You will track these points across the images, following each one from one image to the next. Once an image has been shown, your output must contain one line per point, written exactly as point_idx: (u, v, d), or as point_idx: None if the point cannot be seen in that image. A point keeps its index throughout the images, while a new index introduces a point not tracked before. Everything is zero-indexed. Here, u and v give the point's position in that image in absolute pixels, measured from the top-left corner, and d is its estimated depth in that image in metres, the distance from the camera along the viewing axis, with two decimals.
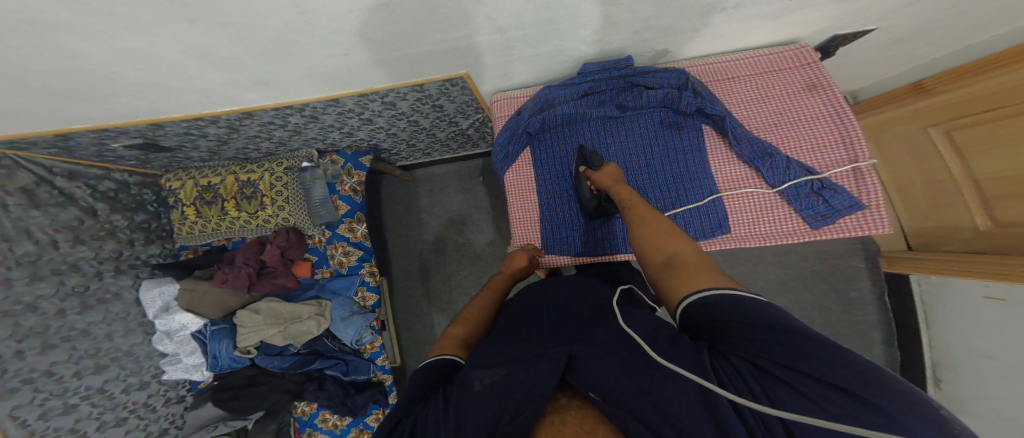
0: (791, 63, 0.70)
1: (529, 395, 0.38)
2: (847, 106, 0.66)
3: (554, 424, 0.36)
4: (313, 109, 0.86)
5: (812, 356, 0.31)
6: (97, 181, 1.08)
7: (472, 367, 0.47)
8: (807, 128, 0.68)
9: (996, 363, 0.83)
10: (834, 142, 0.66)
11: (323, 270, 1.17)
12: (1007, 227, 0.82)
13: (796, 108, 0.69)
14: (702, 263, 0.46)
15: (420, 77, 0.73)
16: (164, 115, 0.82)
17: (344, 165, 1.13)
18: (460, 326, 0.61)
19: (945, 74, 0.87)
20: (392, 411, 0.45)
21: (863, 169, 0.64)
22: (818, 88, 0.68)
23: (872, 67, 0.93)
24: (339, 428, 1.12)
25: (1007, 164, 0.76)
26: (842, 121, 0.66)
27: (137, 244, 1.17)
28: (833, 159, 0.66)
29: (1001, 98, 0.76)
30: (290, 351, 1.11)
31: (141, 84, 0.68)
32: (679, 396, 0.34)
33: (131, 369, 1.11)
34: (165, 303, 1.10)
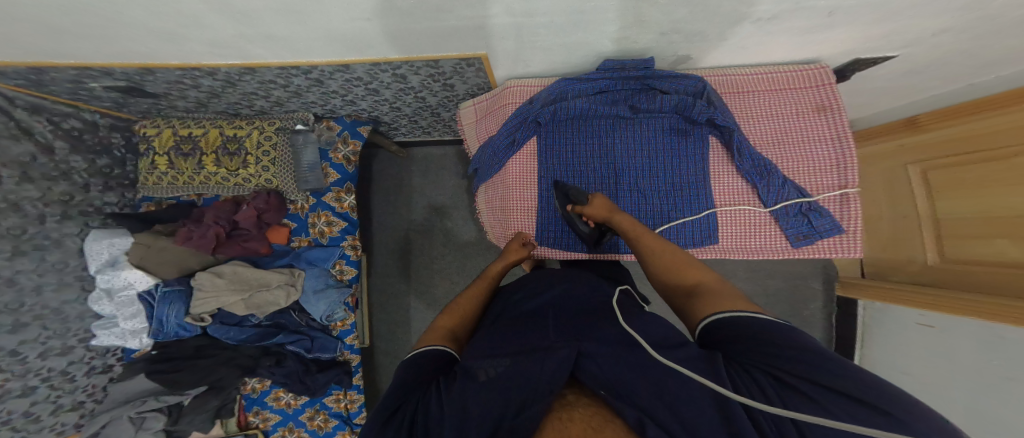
0: (807, 83, 0.72)
1: (536, 393, 0.38)
2: (849, 132, 0.70)
3: (562, 421, 0.34)
4: (320, 73, 0.85)
5: (829, 370, 0.31)
6: (61, 118, 0.98)
7: (472, 359, 0.46)
8: (808, 150, 0.71)
9: (913, 380, 0.96)
10: (830, 167, 0.71)
11: (301, 238, 1.12)
12: (952, 264, 0.90)
13: (801, 129, 0.72)
14: (724, 289, 0.48)
15: (437, 53, 0.74)
16: (160, 61, 0.78)
17: (340, 132, 1.11)
18: (448, 318, 0.60)
19: (934, 112, 0.91)
20: (384, 400, 0.42)
21: (850, 195, 0.69)
22: (826, 110, 0.71)
23: (878, 98, 0.96)
24: (292, 407, 1.11)
25: (968, 207, 0.84)
26: (841, 146, 0.70)
27: (93, 190, 1.07)
28: (826, 182, 0.71)
29: (972, 143, 0.82)
30: (250, 323, 1.04)
31: (145, 27, 0.64)
32: (690, 399, 0.34)
33: (56, 331, 0.99)
34: (113, 257, 1.00)
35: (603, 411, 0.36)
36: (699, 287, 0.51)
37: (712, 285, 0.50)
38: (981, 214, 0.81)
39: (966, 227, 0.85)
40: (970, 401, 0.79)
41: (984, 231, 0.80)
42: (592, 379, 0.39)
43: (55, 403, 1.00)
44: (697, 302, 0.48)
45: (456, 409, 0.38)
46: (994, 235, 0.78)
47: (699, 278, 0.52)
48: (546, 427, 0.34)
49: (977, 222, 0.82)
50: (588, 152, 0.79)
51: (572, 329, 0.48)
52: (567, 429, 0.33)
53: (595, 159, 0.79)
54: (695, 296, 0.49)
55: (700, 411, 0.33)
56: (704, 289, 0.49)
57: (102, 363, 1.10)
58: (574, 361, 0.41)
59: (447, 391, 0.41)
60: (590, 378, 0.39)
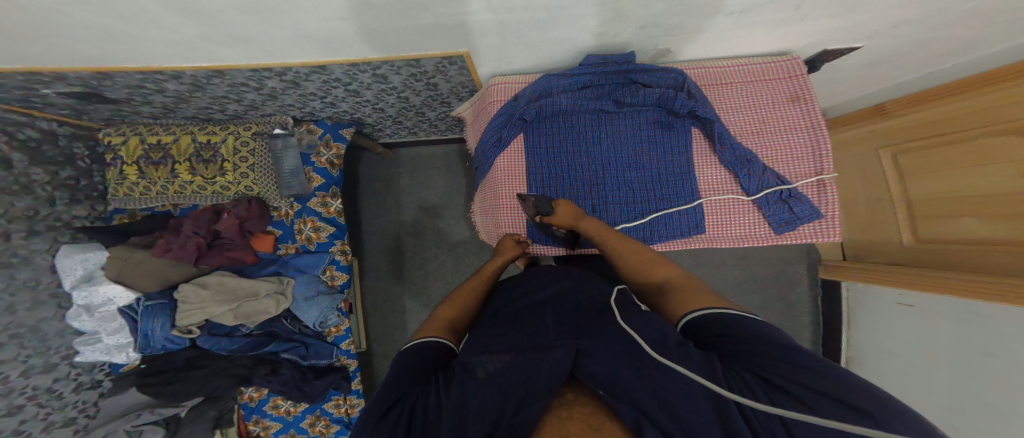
0: (781, 74, 0.74)
1: (534, 391, 0.39)
2: (823, 119, 0.72)
3: (560, 420, 0.36)
4: (295, 75, 0.81)
5: (815, 375, 0.34)
6: (17, 129, 0.92)
7: (473, 353, 0.48)
8: (786, 138, 0.73)
9: (896, 359, 1.01)
10: (806, 154, 0.73)
11: (288, 245, 1.10)
12: (927, 243, 0.94)
13: (778, 118, 0.74)
14: (693, 283, 0.55)
15: (417, 52, 0.72)
16: (119, 63, 0.73)
17: (322, 135, 1.08)
18: (448, 309, 0.62)
19: (900, 100, 0.94)
20: (384, 395, 0.43)
21: (827, 181, 0.72)
22: (800, 100, 0.73)
23: (849, 88, 0.98)
24: (292, 414, 1.12)
25: (936, 187, 0.88)
26: (816, 134, 0.72)
27: (59, 203, 1.02)
28: (802, 170, 0.73)
29: (936, 127, 0.86)
30: (240, 333, 1.03)
31: (97, 28, 0.60)
32: (688, 397, 0.35)
33: (35, 349, 0.96)
34: (88, 273, 0.97)
35: (601, 411, 0.38)
36: (669, 284, 0.57)
37: (679, 281, 0.56)
38: (951, 194, 0.85)
39: (938, 206, 0.89)
40: (953, 374, 0.84)
41: (954, 210, 0.85)
42: (591, 378, 0.40)
43: (47, 420, 0.99)
44: (677, 300, 0.52)
45: (455, 405, 0.40)
46: (965, 213, 0.82)
47: (667, 274, 0.59)
48: (544, 427, 0.35)
49: (947, 201, 0.86)
50: (574, 148, 0.79)
51: (569, 327, 0.49)
52: (564, 427, 0.35)
53: (581, 155, 0.79)
54: (665, 294, 0.56)
55: (697, 411, 0.34)
56: (672, 286, 0.56)
57: (89, 379, 1.07)
58: (572, 359, 0.42)
59: (446, 388, 0.42)
60: (588, 376, 0.41)
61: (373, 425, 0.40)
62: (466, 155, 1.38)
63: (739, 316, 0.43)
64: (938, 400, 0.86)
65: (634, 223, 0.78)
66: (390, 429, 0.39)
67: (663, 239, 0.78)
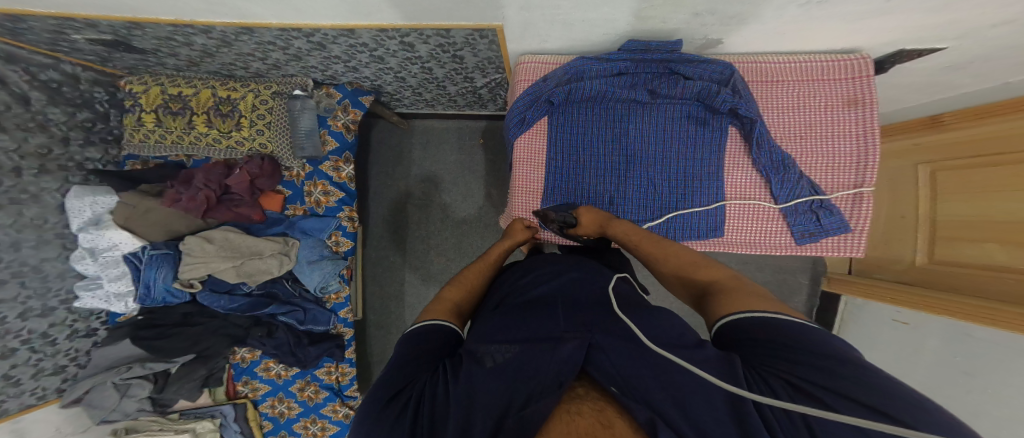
0: (841, 75, 0.70)
1: (544, 383, 0.38)
2: (877, 128, 0.68)
3: (569, 413, 0.34)
4: (322, 37, 0.80)
5: (850, 378, 0.30)
6: (39, 69, 0.92)
7: (479, 343, 0.46)
8: (830, 145, 0.70)
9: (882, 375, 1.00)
10: (849, 164, 0.70)
11: (296, 206, 1.09)
12: (937, 264, 0.92)
13: (826, 123, 0.71)
14: (740, 283, 0.48)
15: (449, 22, 0.70)
16: (149, 13, 0.73)
17: (340, 100, 1.06)
18: (454, 291, 0.61)
19: (958, 112, 0.89)
20: (389, 382, 0.41)
21: (863, 195, 0.69)
22: (856, 105, 0.69)
23: (900, 95, 0.93)
24: (282, 378, 1.10)
25: (967, 211, 0.84)
26: (864, 143, 0.69)
27: (73, 145, 1.02)
28: (842, 180, 0.71)
29: (986, 147, 0.81)
30: (240, 291, 1.01)
31: None
32: (708, 404, 0.33)
33: (35, 291, 0.96)
34: (96, 216, 0.97)
35: (612, 407, 0.35)
36: (715, 285, 0.51)
37: (727, 282, 0.50)
38: (977, 219, 0.82)
39: (960, 229, 0.86)
40: (925, 390, 0.85)
41: (977, 235, 0.81)
42: (603, 373, 0.39)
43: (38, 365, 0.98)
44: (716, 303, 0.47)
45: (462, 395, 0.38)
46: (987, 239, 0.79)
47: (715, 276, 0.52)
48: (552, 421, 0.33)
49: (978, 226, 0.81)
50: (601, 136, 0.77)
51: (580, 319, 0.48)
52: (573, 421, 0.32)
53: (608, 144, 0.77)
54: (712, 296, 0.49)
55: (719, 422, 0.31)
56: (719, 287, 0.50)
57: (85, 327, 1.07)
58: (583, 355, 0.41)
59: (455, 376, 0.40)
60: (601, 372, 0.39)
61: (377, 413, 0.38)
62: (481, 133, 1.36)
63: (764, 317, 0.39)
64: None
65: (653, 220, 0.76)
66: (395, 416, 0.37)
67: (681, 238, 0.76)
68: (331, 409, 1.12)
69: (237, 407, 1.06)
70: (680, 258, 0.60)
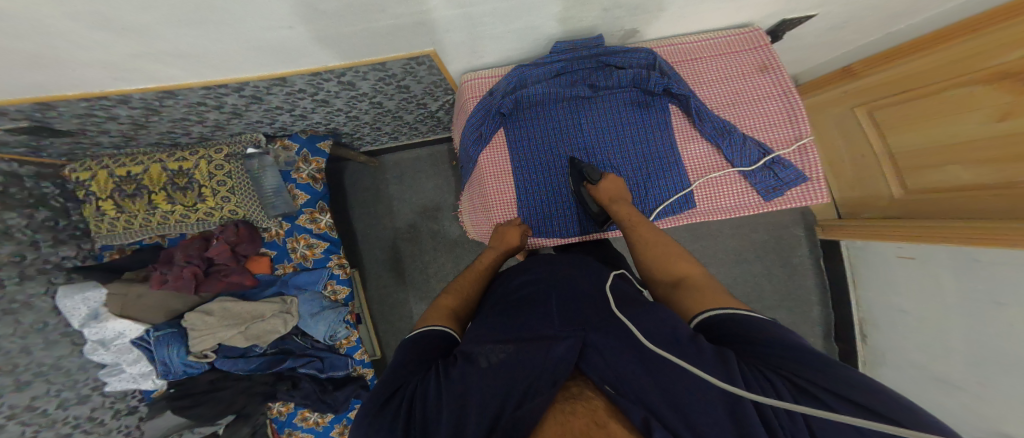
0: (745, 46, 0.73)
1: (538, 381, 0.41)
2: (792, 87, 0.71)
3: (564, 414, 0.36)
4: (254, 89, 0.74)
5: (836, 376, 0.35)
6: None
7: (477, 343, 0.50)
8: (760, 106, 0.72)
9: (906, 316, 1.01)
10: (782, 121, 0.71)
11: (285, 264, 1.09)
12: (915, 193, 0.95)
13: (749, 88, 0.72)
14: (709, 283, 0.54)
15: (381, 56, 0.66)
16: (54, 92, 0.64)
17: (299, 150, 1.04)
18: (451, 297, 0.65)
19: (867, 59, 0.95)
20: (386, 380, 0.46)
21: (806, 144, 0.70)
22: (768, 70, 0.72)
23: (814, 51, 1.00)
24: (322, 425, 1.15)
25: (923, 140, 0.87)
26: (789, 101, 0.71)
27: (44, 246, 1.00)
28: (782, 136, 0.71)
29: (905, 85, 0.87)
30: (255, 352, 1.05)
31: (17, 58, 0.51)
32: (700, 395, 0.37)
33: (63, 384, 1.00)
34: (93, 310, 0.98)
35: (609, 407, 0.38)
36: (687, 279, 0.56)
37: (697, 278, 0.55)
38: (926, 149, 0.87)
39: (920, 158, 0.90)
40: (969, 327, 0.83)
41: (935, 160, 0.86)
42: (598, 374, 0.42)
43: None
44: (685, 297, 0.53)
45: (456, 395, 0.42)
46: (942, 163, 0.85)
47: (688, 270, 0.58)
48: (546, 422, 0.36)
49: (926, 154, 0.88)
50: (558, 137, 0.76)
51: (577, 318, 0.52)
52: (568, 422, 0.35)
53: (565, 143, 0.76)
54: (681, 289, 0.55)
55: (707, 408, 0.36)
56: (690, 282, 0.55)
57: (126, 405, 1.13)
58: (577, 352, 0.45)
59: (447, 376, 0.45)
60: (596, 373, 0.42)
61: (375, 414, 0.42)
62: (451, 154, 1.36)
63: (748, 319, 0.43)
64: (954, 354, 0.86)
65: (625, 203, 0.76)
66: (390, 416, 0.42)
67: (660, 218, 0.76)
68: None
69: None
70: (665, 249, 0.63)
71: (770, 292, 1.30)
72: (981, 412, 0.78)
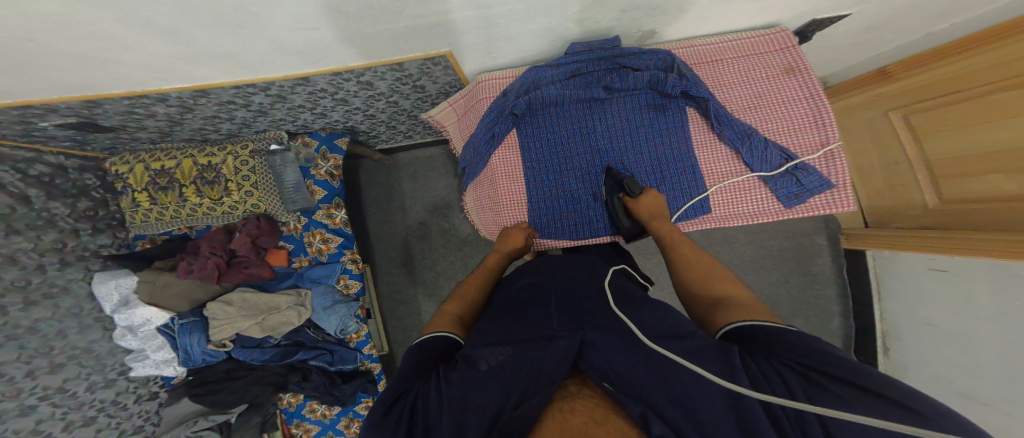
0: (772, 47, 0.71)
1: (538, 382, 0.40)
2: (821, 89, 0.69)
3: (562, 412, 0.36)
4: (279, 88, 0.78)
5: (850, 371, 0.34)
6: (27, 165, 0.94)
7: (477, 346, 0.50)
8: (785, 110, 0.70)
9: (933, 329, 0.95)
10: (807, 124, 0.70)
11: (301, 258, 1.12)
12: (950, 203, 0.90)
13: (773, 91, 0.71)
14: (753, 304, 0.50)
15: (399, 56, 0.68)
16: (100, 90, 0.69)
17: (317, 148, 1.08)
18: (455, 303, 0.64)
19: (904, 60, 0.93)
20: (383, 395, 0.45)
21: (833, 150, 0.68)
22: (795, 72, 0.71)
23: (840, 53, 0.97)
24: (328, 417, 1.17)
25: (958, 146, 0.84)
26: (815, 104, 0.69)
27: (84, 234, 1.06)
28: (807, 140, 0.70)
29: (949, 85, 0.83)
30: (269, 343, 1.07)
31: (73, 59, 0.56)
32: (705, 396, 0.36)
33: (93, 367, 1.05)
34: (124, 297, 1.02)
35: (606, 405, 0.38)
36: (726, 300, 0.52)
37: (740, 299, 0.51)
38: (963, 153, 0.83)
39: (957, 165, 0.85)
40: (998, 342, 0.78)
41: (973, 168, 0.82)
42: (597, 371, 0.41)
43: (119, 428, 1.09)
44: (720, 315, 0.50)
45: (456, 397, 0.41)
46: (984, 172, 0.80)
47: (732, 293, 0.54)
48: (544, 421, 0.35)
49: (969, 162, 0.82)
50: (572, 138, 0.76)
51: (575, 318, 0.51)
52: (566, 420, 0.34)
53: (579, 144, 0.76)
54: (720, 308, 0.52)
55: (712, 407, 0.35)
56: (730, 302, 0.51)
57: (148, 391, 1.18)
58: (576, 350, 0.45)
59: (447, 379, 0.44)
60: (594, 368, 0.42)
61: (378, 419, 0.42)
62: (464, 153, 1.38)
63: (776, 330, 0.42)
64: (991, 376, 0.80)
65: None
66: (394, 421, 0.41)
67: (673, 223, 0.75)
68: None
69: None
70: (709, 270, 0.60)
71: (788, 302, 1.25)
72: (1006, 437, 0.73)
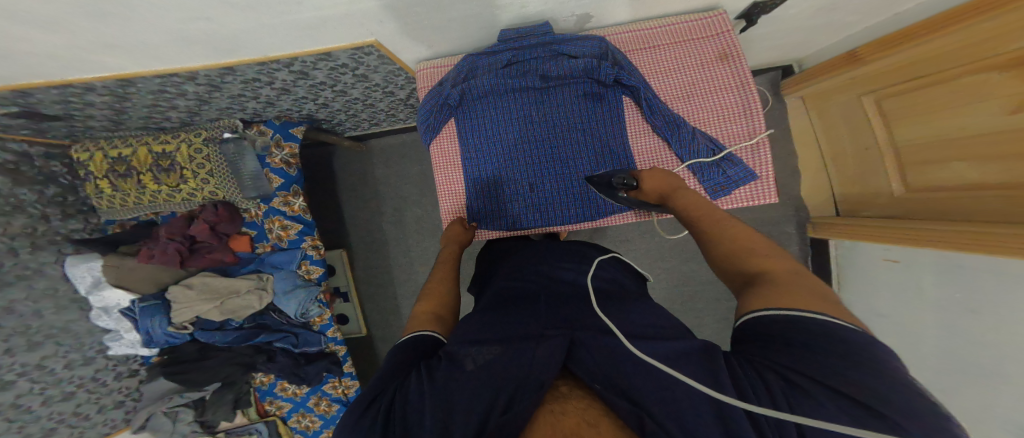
0: (709, 32, 0.68)
1: (524, 380, 0.42)
2: (751, 77, 0.69)
3: (555, 414, 0.38)
4: (207, 78, 0.75)
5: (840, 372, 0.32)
6: None
7: (462, 345, 0.49)
8: (716, 99, 0.70)
9: (885, 320, 1.00)
10: (737, 114, 0.70)
11: (263, 244, 1.13)
12: (916, 193, 0.89)
13: (707, 79, 0.71)
14: (798, 281, 0.42)
15: (323, 45, 0.65)
16: (19, 80, 0.67)
17: (272, 136, 1.06)
18: (426, 302, 0.64)
19: (871, 43, 0.87)
20: (367, 390, 0.44)
21: (759, 141, 0.70)
22: (729, 59, 0.69)
23: (811, 34, 0.95)
24: (299, 395, 1.22)
25: (927, 132, 0.81)
26: (745, 93, 0.69)
27: (54, 219, 1.06)
28: (736, 130, 0.71)
29: (932, 63, 0.76)
30: (232, 325, 1.11)
31: None
32: (686, 396, 0.37)
33: (71, 345, 1.08)
34: (97, 278, 1.05)
35: (598, 406, 0.41)
36: (765, 275, 0.46)
37: (779, 274, 0.45)
38: (935, 140, 0.80)
39: (924, 152, 0.84)
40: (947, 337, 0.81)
41: (941, 155, 0.79)
42: (587, 371, 0.43)
43: (99, 403, 1.16)
44: (752, 294, 0.44)
45: (440, 399, 0.40)
46: (951, 159, 0.77)
47: (769, 266, 0.47)
48: (537, 421, 0.38)
49: (941, 147, 0.79)
50: (510, 128, 0.77)
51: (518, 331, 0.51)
52: (559, 422, 0.37)
53: (517, 133, 0.77)
54: (755, 287, 0.45)
55: (695, 412, 0.36)
56: (767, 277, 0.45)
57: (127, 368, 1.22)
58: (566, 348, 0.46)
59: (430, 378, 0.43)
60: (585, 369, 0.44)
61: (356, 420, 0.40)
62: None
63: (795, 316, 0.38)
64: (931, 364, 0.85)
65: (572, 199, 0.79)
66: (369, 422, 0.39)
67: (603, 215, 0.79)
68: None
69: (267, 424, 1.24)
70: (745, 240, 0.53)
71: None
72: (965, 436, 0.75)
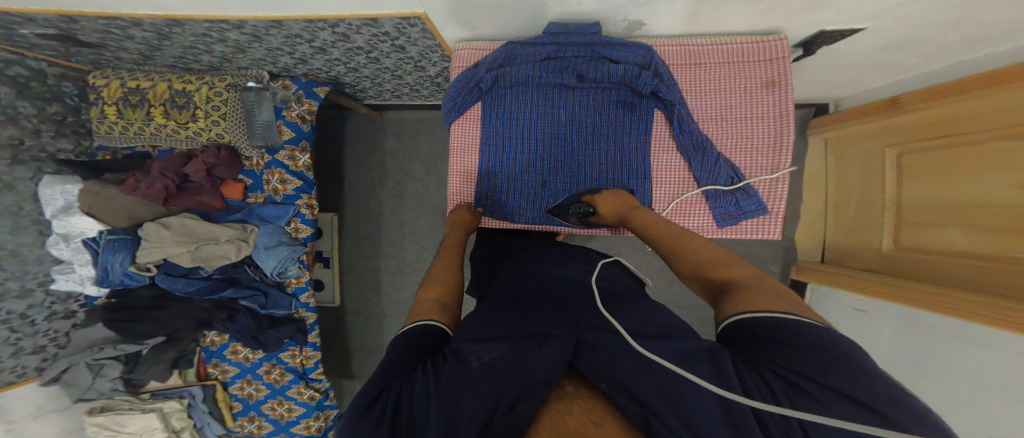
0: (764, 56, 0.70)
1: (533, 380, 0.38)
2: (792, 109, 0.71)
3: (560, 414, 0.34)
4: (254, 28, 0.77)
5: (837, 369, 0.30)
6: (4, 65, 0.92)
7: (466, 341, 0.44)
8: (750, 126, 0.74)
9: None
10: (766, 145, 0.73)
11: (256, 195, 1.10)
12: (905, 252, 0.91)
13: (746, 104, 0.74)
14: (765, 287, 0.42)
15: (373, 11, 0.68)
16: (73, 5, 0.70)
17: (296, 91, 1.04)
18: (432, 289, 0.58)
19: (919, 92, 0.87)
20: (364, 390, 0.38)
21: (780, 176, 0.73)
22: (775, 86, 0.71)
23: (863, 72, 0.95)
24: (249, 360, 1.13)
25: (935, 195, 0.83)
26: (780, 124, 0.72)
27: (44, 135, 1.02)
28: (760, 161, 0.74)
29: (957, 127, 0.78)
30: (199, 275, 1.02)
31: None
32: (696, 393, 0.33)
33: (12, 273, 0.97)
34: (69, 203, 0.99)
35: (603, 405, 0.37)
36: (732, 284, 0.45)
37: (744, 282, 0.44)
38: (933, 205, 0.83)
39: (926, 213, 0.85)
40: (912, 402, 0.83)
41: (937, 219, 0.82)
42: (593, 370, 0.39)
43: (17, 345, 1.00)
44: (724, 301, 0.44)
45: (444, 399, 0.36)
46: (948, 223, 0.79)
47: (734, 274, 0.47)
48: (543, 423, 0.33)
49: (942, 210, 0.81)
50: (535, 121, 0.79)
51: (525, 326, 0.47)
52: (564, 422, 0.33)
53: (540, 128, 0.79)
54: (726, 295, 0.45)
55: (705, 408, 0.32)
56: (736, 286, 0.44)
57: (63, 309, 1.08)
58: (572, 350, 0.42)
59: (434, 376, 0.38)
60: (591, 368, 0.40)
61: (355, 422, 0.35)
62: None
63: (779, 318, 0.36)
64: None
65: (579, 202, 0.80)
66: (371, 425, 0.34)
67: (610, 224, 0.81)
68: (296, 391, 1.15)
69: (204, 388, 1.11)
70: (709, 252, 0.53)
71: None
72: None
